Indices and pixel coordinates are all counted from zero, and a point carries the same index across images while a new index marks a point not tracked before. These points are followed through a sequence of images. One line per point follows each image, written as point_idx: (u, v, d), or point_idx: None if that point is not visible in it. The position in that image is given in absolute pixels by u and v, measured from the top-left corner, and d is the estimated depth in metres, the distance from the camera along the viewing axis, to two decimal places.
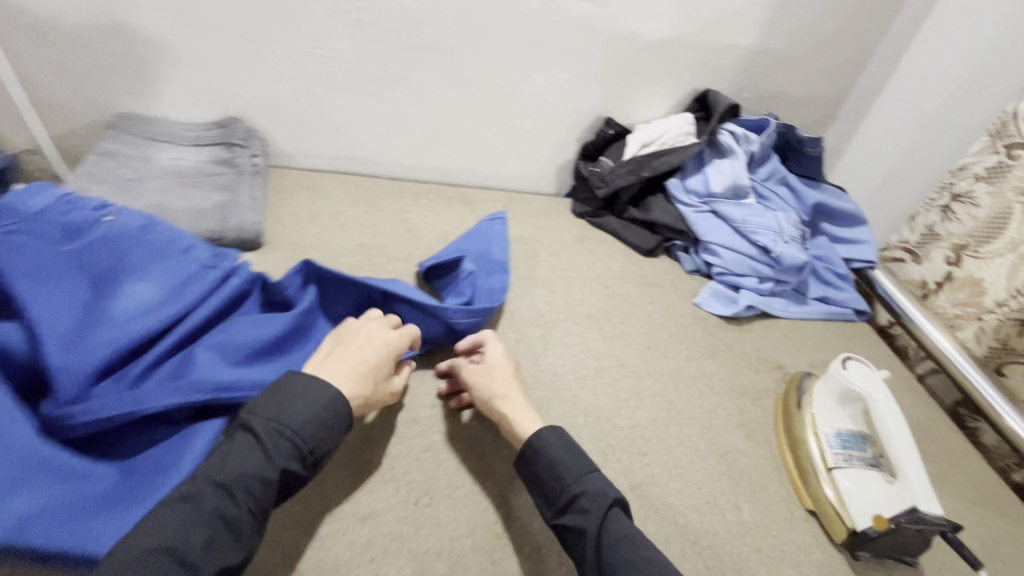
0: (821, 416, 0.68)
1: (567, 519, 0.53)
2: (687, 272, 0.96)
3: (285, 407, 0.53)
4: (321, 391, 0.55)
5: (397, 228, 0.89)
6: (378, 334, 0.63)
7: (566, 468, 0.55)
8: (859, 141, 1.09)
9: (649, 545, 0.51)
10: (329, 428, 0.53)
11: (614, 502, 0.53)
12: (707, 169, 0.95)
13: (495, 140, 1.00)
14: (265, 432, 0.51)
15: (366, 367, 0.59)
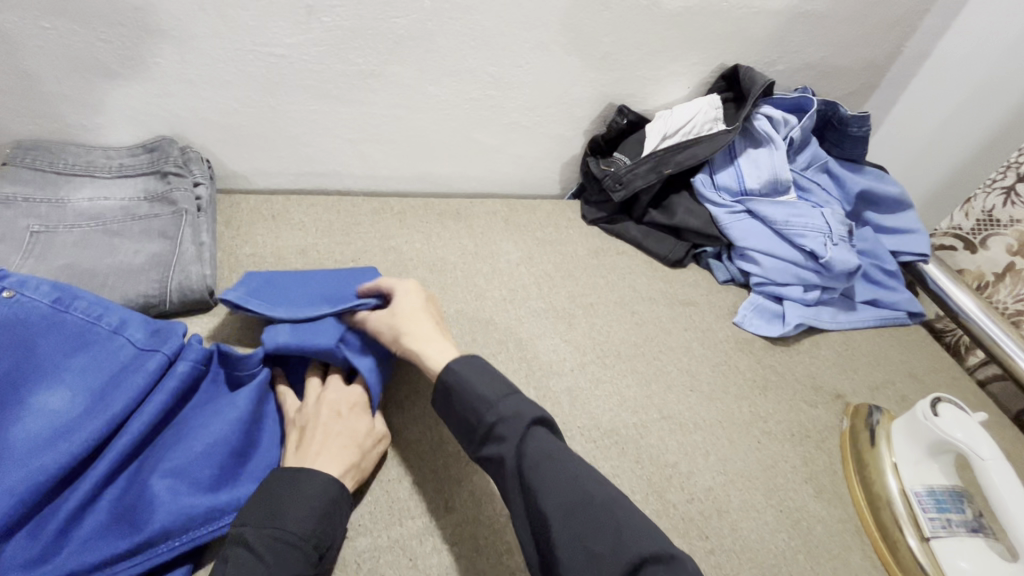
0: (906, 470, 0.58)
1: (486, 450, 0.47)
2: (721, 283, 0.83)
3: (278, 508, 0.44)
4: (321, 479, 0.46)
5: (382, 260, 0.74)
6: (338, 399, 0.54)
7: (482, 391, 0.48)
8: (899, 117, 1.01)
9: (579, 461, 0.46)
10: (332, 519, 0.46)
11: (532, 422, 0.47)
12: (740, 162, 0.82)
13: (489, 140, 0.84)
14: (262, 546, 0.42)
15: (345, 438, 0.50)
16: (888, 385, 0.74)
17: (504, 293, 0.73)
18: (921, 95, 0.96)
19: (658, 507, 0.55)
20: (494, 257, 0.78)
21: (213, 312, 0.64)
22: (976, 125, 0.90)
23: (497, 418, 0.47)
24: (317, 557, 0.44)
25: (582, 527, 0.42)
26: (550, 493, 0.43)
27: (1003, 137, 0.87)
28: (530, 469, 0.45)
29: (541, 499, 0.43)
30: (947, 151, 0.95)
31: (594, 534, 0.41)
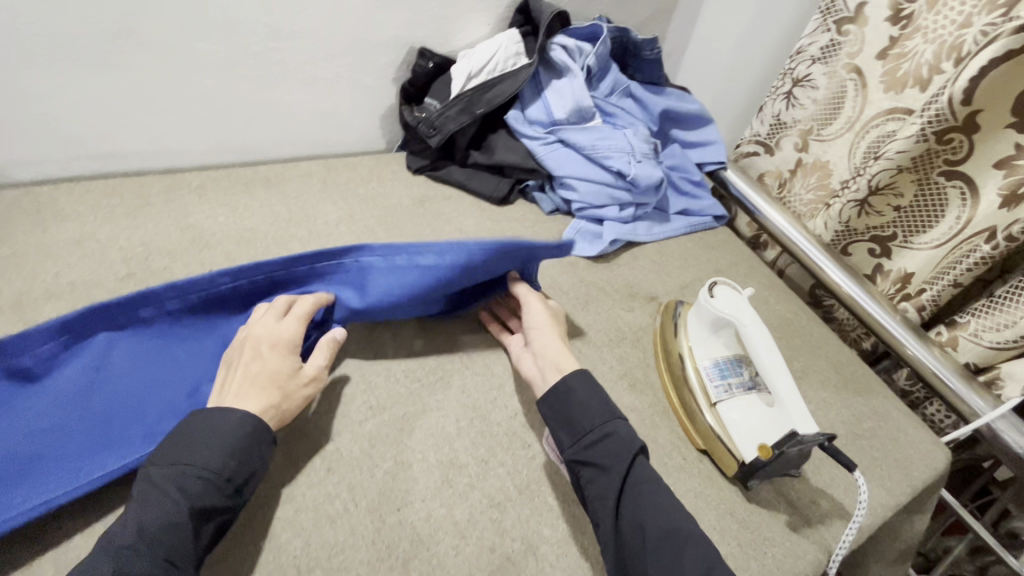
0: (698, 349, 0.65)
1: (588, 457, 0.52)
2: (547, 213, 0.86)
3: (189, 450, 0.44)
4: (227, 419, 0.46)
5: (176, 239, 0.68)
6: (276, 337, 0.53)
7: (590, 407, 0.54)
8: (687, 68, 1.15)
9: (668, 491, 0.51)
10: (248, 458, 0.46)
11: (639, 450, 0.52)
12: (546, 94, 0.84)
13: (291, 98, 0.79)
14: (168, 481, 0.43)
15: (267, 377, 0.50)
16: (696, 281, 0.82)
17: None
18: (705, 40, 1.09)
19: (481, 428, 0.57)
20: (312, 220, 0.75)
21: None
22: (749, 74, 1.03)
23: (603, 436, 0.52)
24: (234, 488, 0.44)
25: (668, 551, 0.47)
26: (649, 512, 0.49)
27: (764, 82, 1.02)
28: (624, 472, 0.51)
29: (641, 519, 0.48)
30: (732, 88, 1.08)
31: (685, 560, 0.46)
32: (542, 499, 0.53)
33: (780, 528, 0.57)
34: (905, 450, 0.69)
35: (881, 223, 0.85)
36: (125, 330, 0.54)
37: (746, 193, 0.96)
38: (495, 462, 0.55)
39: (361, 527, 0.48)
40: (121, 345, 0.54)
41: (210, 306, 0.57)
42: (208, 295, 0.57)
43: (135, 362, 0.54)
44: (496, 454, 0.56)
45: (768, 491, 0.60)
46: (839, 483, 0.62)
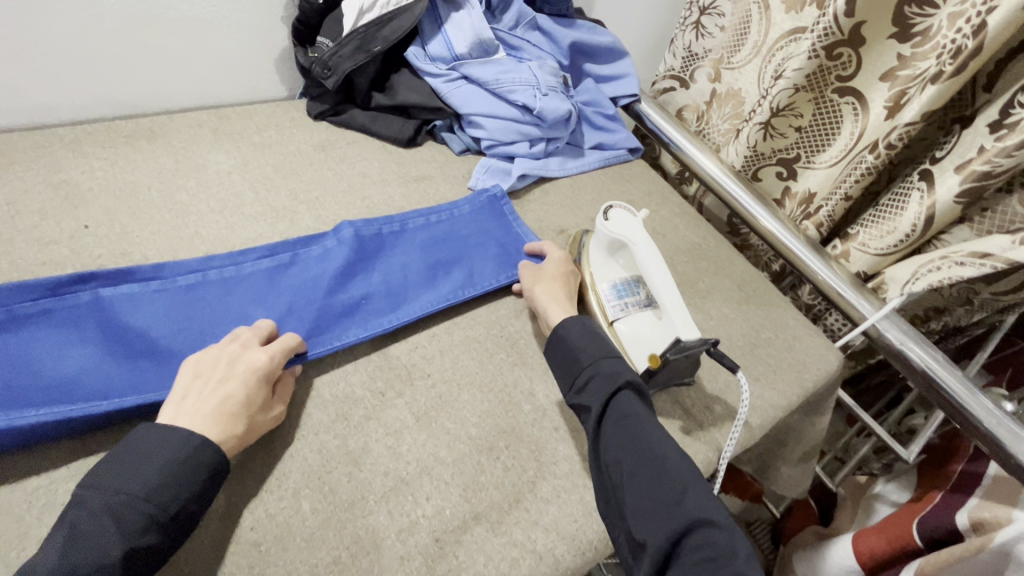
0: (597, 273, 0.66)
1: (578, 398, 0.54)
2: (458, 153, 0.85)
3: (127, 471, 0.40)
4: (180, 437, 0.43)
5: (48, 197, 0.63)
6: (253, 364, 0.49)
7: (580, 352, 0.56)
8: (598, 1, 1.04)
9: (655, 422, 0.51)
10: (188, 482, 0.42)
11: (623, 384, 0.53)
12: (446, 28, 0.81)
13: (169, 42, 0.74)
14: (104, 508, 0.38)
15: (233, 403, 0.46)
16: None
17: (211, 206, 0.68)
18: None
19: (380, 362, 0.58)
20: (202, 170, 0.71)
21: None
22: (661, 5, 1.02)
23: (594, 381, 0.54)
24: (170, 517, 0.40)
25: (646, 479, 0.47)
26: (627, 446, 0.49)
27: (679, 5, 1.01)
28: (611, 416, 0.51)
29: (618, 450, 0.49)
30: (648, 20, 1.04)
31: (660, 484, 0.46)
32: (442, 423, 0.55)
33: (675, 432, 0.60)
34: (800, 355, 0.73)
35: (784, 145, 0.88)
36: (108, 305, 0.55)
37: (659, 123, 0.95)
38: (393, 393, 0.56)
39: (252, 462, 0.48)
40: (108, 308, 0.55)
41: (197, 287, 0.59)
42: (196, 278, 0.60)
43: (122, 332, 0.54)
44: (395, 385, 0.56)
45: (664, 400, 0.63)
46: (732, 389, 0.65)
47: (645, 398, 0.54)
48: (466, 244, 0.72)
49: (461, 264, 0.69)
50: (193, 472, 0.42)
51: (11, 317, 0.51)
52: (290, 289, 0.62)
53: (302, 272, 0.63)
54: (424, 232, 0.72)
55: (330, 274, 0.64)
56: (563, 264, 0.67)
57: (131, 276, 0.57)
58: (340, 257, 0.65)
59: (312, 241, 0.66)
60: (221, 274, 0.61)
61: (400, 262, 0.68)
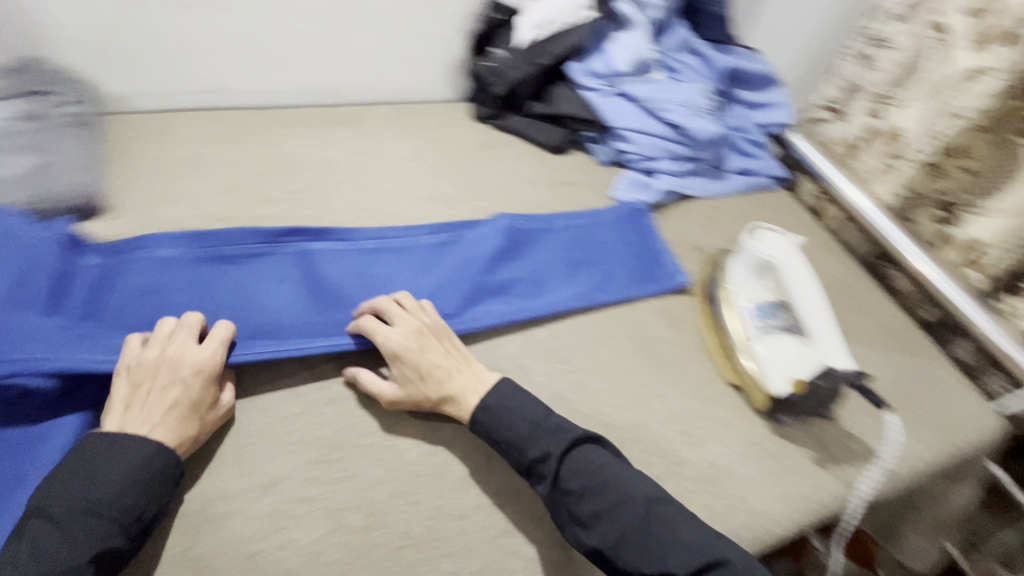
0: (739, 291, 0.67)
1: (534, 478, 0.50)
2: (603, 164, 0.88)
3: (86, 481, 0.41)
4: (144, 450, 0.43)
5: (268, 164, 0.76)
6: (188, 361, 0.49)
7: (510, 427, 0.51)
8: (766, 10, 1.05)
9: (618, 466, 0.50)
10: (147, 484, 0.43)
11: (571, 441, 0.50)
12: (609, 47, 0.86)
13: (369, 44, 0.85)
14: (68, 518, 0.40)
15: (179, 400, 0.47)
16: None
17: (390, 186, 0.78)
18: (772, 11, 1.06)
19: (525, 342, 0.63)
20: (382, 156, 0.82)
21: (103, 219, 0.67)
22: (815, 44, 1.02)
23: (539, 453, 0.49)
24: (136, 518, 0.42)
25: (636, 538, 0.46)
26: (608, 510, 0.47)
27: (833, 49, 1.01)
28: (570, 476, 0.49)
29: (597, 517, 0.47)
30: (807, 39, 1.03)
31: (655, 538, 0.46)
32: (576, 407, 0.59)
33: (806, 462, 0.59)
34: (951, 411, 0.68)
35: (947, 186, 0.81)
36: (310, 255, 0.65)
37: (812, 156, 0.95)
38: (534, 371, 0.61)
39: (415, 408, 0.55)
40: (310, 258, 0.65)
41: (377, 252, 0.68)
42: (377, 243, 0.69)
43: (318, 278, 0.64)
44: (536, 365, 0.61)
45: (796, 428, 0.61)
46: (873, 430, 0.63)
47: (600, 441, 0.52)
48: (605, 250, 0.75)
49: (600, 268, 0.73)
50: (149, 480, 0.43)
51: (239, 253, 0.63)
52: (452, 260, 0.69)
53: (462, 250, 0.70)
54: (569, 233, 0.76)
55: (487, 252, 0.70)
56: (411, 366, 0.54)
57: (329, 235, 0.67)
58: (495, 243, 0.71)
59: (470, 224, 0.73)
60: (399, 242, 0.69)
61: (545, 257, 0.72)
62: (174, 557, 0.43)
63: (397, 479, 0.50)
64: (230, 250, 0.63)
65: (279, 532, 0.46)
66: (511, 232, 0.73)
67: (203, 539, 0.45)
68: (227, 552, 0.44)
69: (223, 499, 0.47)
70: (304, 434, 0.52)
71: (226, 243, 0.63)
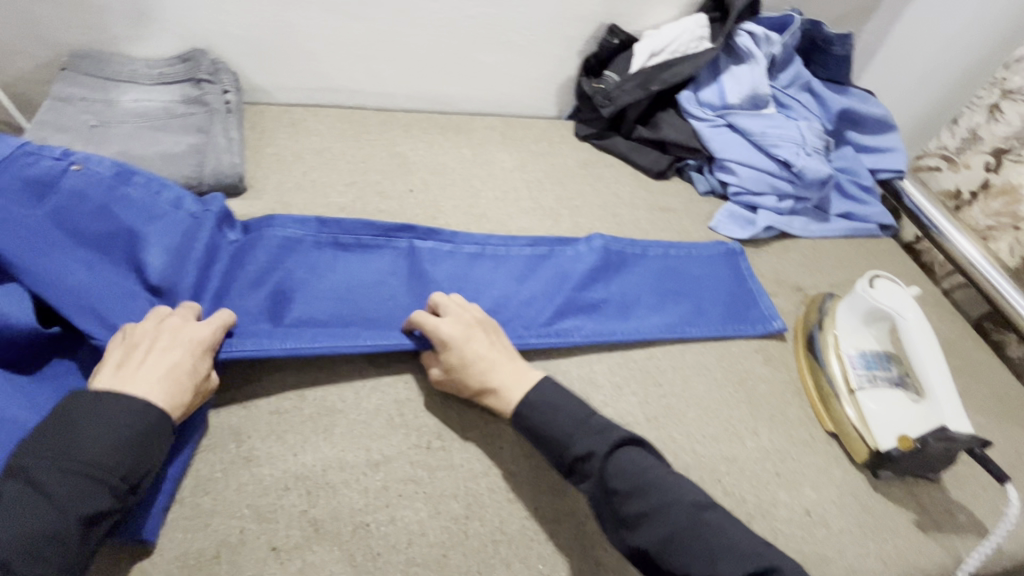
0: (844, 338, 0.65)
1: (576, 475, 0.49)
2: (701, 194, 0.89)
3: (66, 445, 0.40)
4: (131, 411, 0.42)
5: (388, 162, 0.81)
6: (187, 346, 0.49)
7: (557, 423, 0.50)
8: (886, 53, 1.04)
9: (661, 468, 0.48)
10: (135, 448, 0.41)
11: (616, 442, 0.49)
12: (723, 78, 0.87)
13: (489, 58, 0.89)
14: (52, 479, 0.38)
15: (176, 368, 0.47)
16: (849, 282, 0.81)
17: (497, 194, 0.81)
18: (890, 54, 1.04)
19: (620, 360, 0.64)
20: (491, 164, 0.85)
21: (243, 198, 0.73)
22: (932, 93, 0.99)
23: (583, 451, 0.48)
24: (123, 482, 0.41)
25: (680, 546, 0.44)
26: (650, 515, 0.45)
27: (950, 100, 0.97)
28: (615, 477, 0.47)
29: (638, 522, 0.46)
30: (942, 70, 0.97)
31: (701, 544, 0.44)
32: (669, 431, 0.59)
33: (906, 523, 0.56)
34: None
35: None
36: (419, 254, 0.69)
37: (924, 207, 0.90)
38: (628, 390, 0.62)
39: None
40: (417, 258, 0.68)
41: (477, 257, 0.71)
42: (477, 249, 0.71)
43: (423, 278, 0.67)
44: (630, 384, 0.62)
45: (897, 488, 0.59)
46: (982, 502, 0.59)
47: (640, 443, 0.50)
48: (700, 283, 0.75)
49: (693, 300, 0.72)
50: (138, 442, 0.42)
51: (353, 244, 0.66)
52: (548, 273, 0.71)
53: (560, 264, 0.72)
54: (662, 261, 0.76)
55: (583, 270, 0.72)
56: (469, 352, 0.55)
57: (435, 236, 0.70)
58: (591, 262, 0.72)
59: (567, 241, 0.75)
60: (497, 252, 0.72)
61: (637, 281, 0.73)
62: (295, 514, 0.47)
63: (495, 474, 0.53)
64: (347, 240, 0.67)
65: (385, 508, 0.49)
66: (606, 253, 0.74)
67: (319, 503, 0.48)
68: (340, 518, 0.48)
69: (338, 469, 0.50)
70: (412, 418, 0.55)
71: (345, 233, 0.67)
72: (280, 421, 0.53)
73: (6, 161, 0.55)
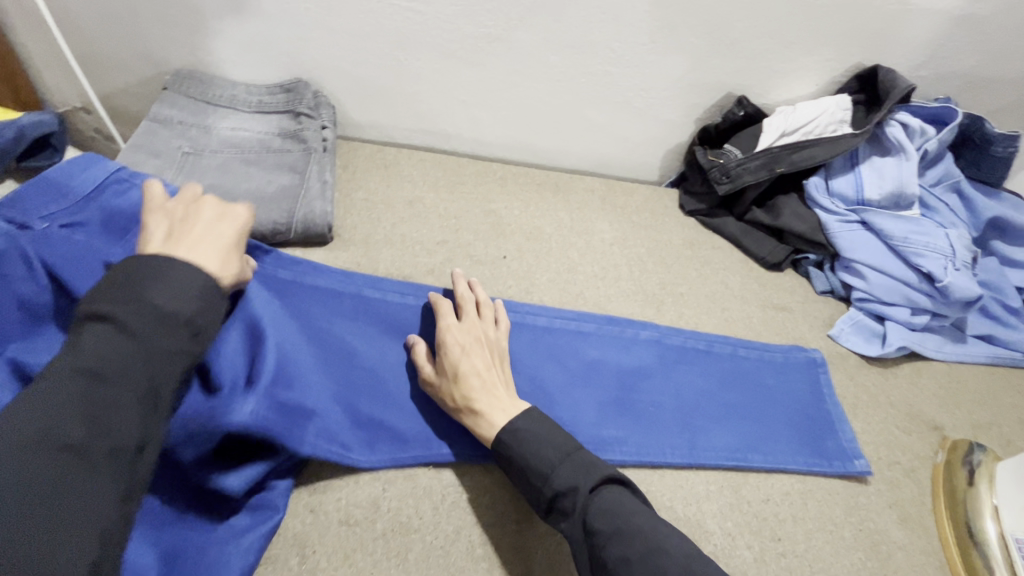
0: (1007, 513, 0.55)
1: (553, 513, 0.46)
2: (818, 293, 0.79)
3: (149, 287, 0.36)
4: (190, 269, 0.38)
5: (481, 221, 0.75)
6: (227, 236, 0.46)
7: (540, 451, 0.47)
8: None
9: (646, 508, 0.44)
10: (207, 304, 0.38)
11: (603, 480, 0.46)
12: (861, 170, 0.77)
13: (598, 117, 0.82)
14: (132, 318, 0.34)
15: (225, 244, 0.45)
16: (993, 427, 0.69)
17: (595, 270, 0.74)
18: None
19: (731, 500, 0.55)
20: (589, 235, 0.78)
21: (328, 247, 0.68)
22: None
23: (565, 485, 0.45)
24: (196, 333, 0.37)
25: None
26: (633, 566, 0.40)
27: None
28: (597, 517, 0.43)
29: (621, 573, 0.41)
30: None
31: None
32: None
33: None
34: None
35: None
36: None
37: None
38: (742, 542, 0.53)
39: None
40: None
41: (547, 336, 0.63)
42: (563, 327, 0.64)
43: None
44: (744, 534, 0.53)
45: None
46: None
47: (626, 480, 0.47)
48: (777, 398, 0.64)
49: (763, 416, 0.62)
50: (210, 292, 0.38)
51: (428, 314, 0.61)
52: (640, 363, 0.63)
53: (653, 357, 0.64)
54: (767, 371, 0.67)
55: (677, 368, 0.63)
56: (464, 355, 0.52)
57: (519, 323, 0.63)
58: (687, 361, 0.64)
59: (657, 327, 0.66)
60: (588, 334, 0.64)
61: (741, 397, 0.64)
62: None
63: None
64: (377, 298, 0.60)
65: None
66: (703, 349, 0.66)
67: None
68: None
69: None
70: (495, 550, 0.48)
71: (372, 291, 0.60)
72: (349, 536, 0.46)
73: (101, 190, 0.54)
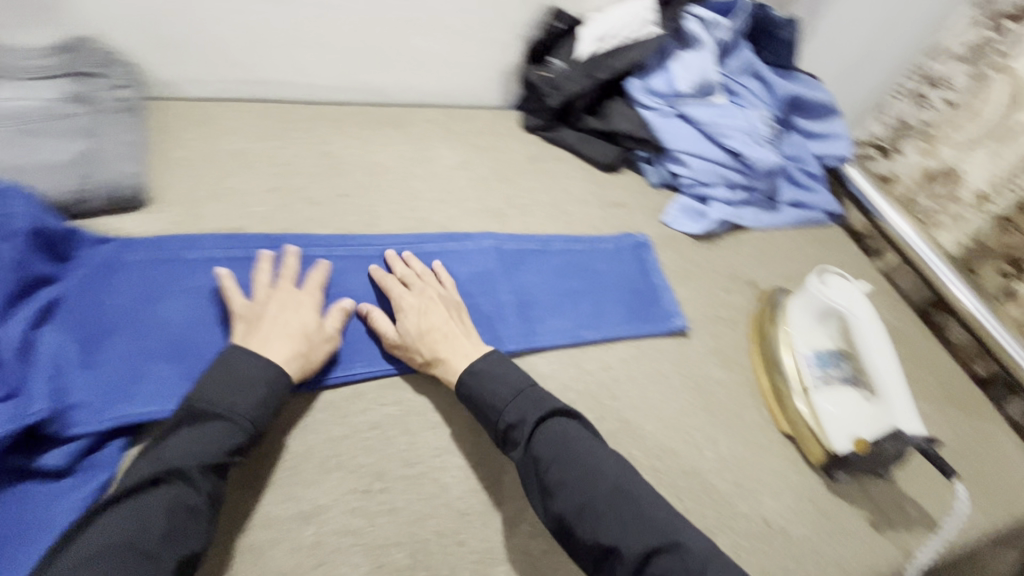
0: (798, 337, 0.65)
1: (505, 442, 0.51)
2: (653, 186, 0.86)
3: (224, 384, 0.46)
4: (260, 365, 0.47)
5: (317, 163, 0.74)
6: (303, 318, 0.52)
7: (491, 391, 0.51)
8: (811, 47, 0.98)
9: (593, 442, 0.50)
10: (262, 390, 0.46)
11: (550, 412, 0.50)
12: (671, 65, 0.83)
13: (425, 45, 0.82)
14: (212, 418, 0.44)
15: (295, 328, 0.51)
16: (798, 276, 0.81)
17: (439, 195, 0.76)
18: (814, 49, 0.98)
19: (573, 374, 0.61)
20: (431, 162, 0.79)
21: (145, 211, 0.65)
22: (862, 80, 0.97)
23: (515, 418, 0.50)
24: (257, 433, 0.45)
25: (594, 520, 0.45)
26: (569, 487, 0.46)
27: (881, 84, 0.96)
28: (542, 445, 0.49)
29: (559, 489, 0.46)
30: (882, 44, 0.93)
31: (625, 519, 0.44)
32: (625, 448, 0.57)
33: (861, 524, 0.58)
34: (1002, 482, 0.68)
35: (1017, 241, 0.77)
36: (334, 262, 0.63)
37: (865, 190, 0.91)
38: (583, 406, 0.59)
39: (461, 438, 0.55)
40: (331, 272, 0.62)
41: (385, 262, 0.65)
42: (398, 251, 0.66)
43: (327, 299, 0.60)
44: (585, 399, 0.59)
45: (850, 486, 0.60)
46: (929, 495, 0.62)
47: (580, 415, 0.52)
48: (600, 280, 0.71)
49: (591, 298, 0.69)
50: (269, 383, 0.47)
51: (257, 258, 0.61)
52: (477, 271, 0.67)
53: (491, 263, 0.68)
54: (600, 257, 0.73)
55: (514, 270, 0.68)
56: (427, 316, 0.56)
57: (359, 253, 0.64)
58: (524, 262, 0.69)
59: (494, 238, 0.71)
60: (428, 252, 0.67)
61: (578, 284, 0.69)
62: None
63: (442, 516, 0.50)
64: (194, 255, 0.59)
65: (320, 567, 0.45)
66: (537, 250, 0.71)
67: (244, 566, 0.43)
68: None
69: (266, 526, 0.45)
70: (348, 459, 0.50)
71: (171, 248, 0.59)
72: None
73: None
